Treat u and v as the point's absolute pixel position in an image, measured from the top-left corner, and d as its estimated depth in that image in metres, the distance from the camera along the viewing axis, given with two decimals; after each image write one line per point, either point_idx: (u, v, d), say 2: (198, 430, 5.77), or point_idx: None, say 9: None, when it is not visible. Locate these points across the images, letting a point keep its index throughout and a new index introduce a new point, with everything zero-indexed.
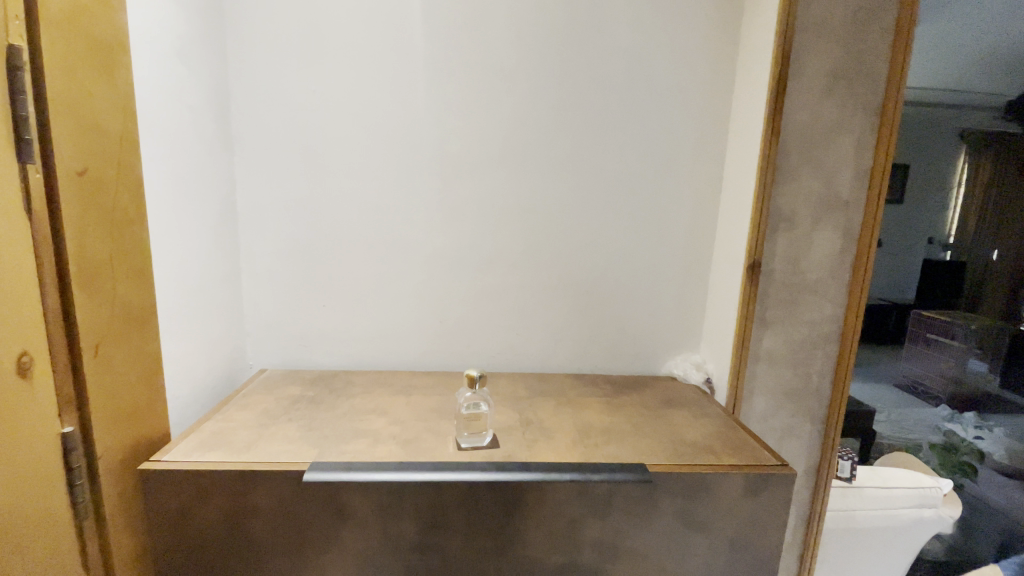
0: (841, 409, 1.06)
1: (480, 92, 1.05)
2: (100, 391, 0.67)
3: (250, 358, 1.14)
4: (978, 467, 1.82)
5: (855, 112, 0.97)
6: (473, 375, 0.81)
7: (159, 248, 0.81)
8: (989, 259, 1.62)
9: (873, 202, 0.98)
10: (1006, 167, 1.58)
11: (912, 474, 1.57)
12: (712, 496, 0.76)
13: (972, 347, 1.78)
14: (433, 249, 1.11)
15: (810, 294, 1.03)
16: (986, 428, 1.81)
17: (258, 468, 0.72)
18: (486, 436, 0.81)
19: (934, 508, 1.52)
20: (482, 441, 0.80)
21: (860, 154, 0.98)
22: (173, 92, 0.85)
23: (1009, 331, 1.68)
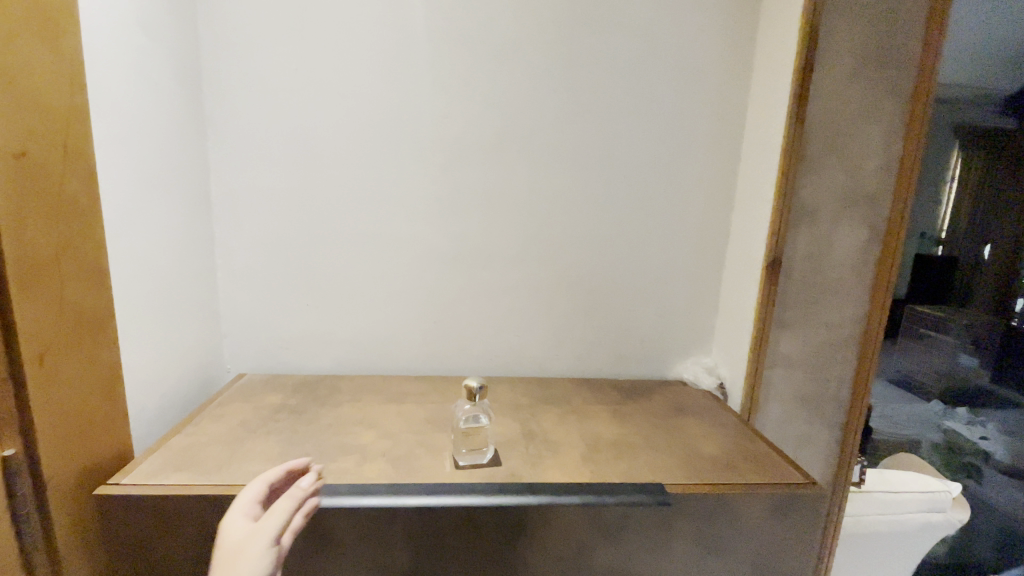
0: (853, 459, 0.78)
1: (480, 74, 0.97)
2: (49, 407, 0.58)
3: (228, 362, 1.06)
4: (980, 467, 1.64)
5: (900, 80, 0.71)
6: (473, 385, 0.73)
7: (117, 242, 0.72)
8: (981, 256, 1.21)
9: (904, 171, 0.70)
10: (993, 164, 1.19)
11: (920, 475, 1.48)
12: (735, 518, 0.70)
13: (967, 344, 1.38)
14: (426, 244, 1.03)
15: (833, 297, 0.83)
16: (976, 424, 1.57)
17: (232, 492, 0.64)
18: (486, 455, 0.73)
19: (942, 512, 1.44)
20: (482, 459, 0.73)
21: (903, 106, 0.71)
22: (131, 67, 0.75)
23: (1000, 326, 1.37)
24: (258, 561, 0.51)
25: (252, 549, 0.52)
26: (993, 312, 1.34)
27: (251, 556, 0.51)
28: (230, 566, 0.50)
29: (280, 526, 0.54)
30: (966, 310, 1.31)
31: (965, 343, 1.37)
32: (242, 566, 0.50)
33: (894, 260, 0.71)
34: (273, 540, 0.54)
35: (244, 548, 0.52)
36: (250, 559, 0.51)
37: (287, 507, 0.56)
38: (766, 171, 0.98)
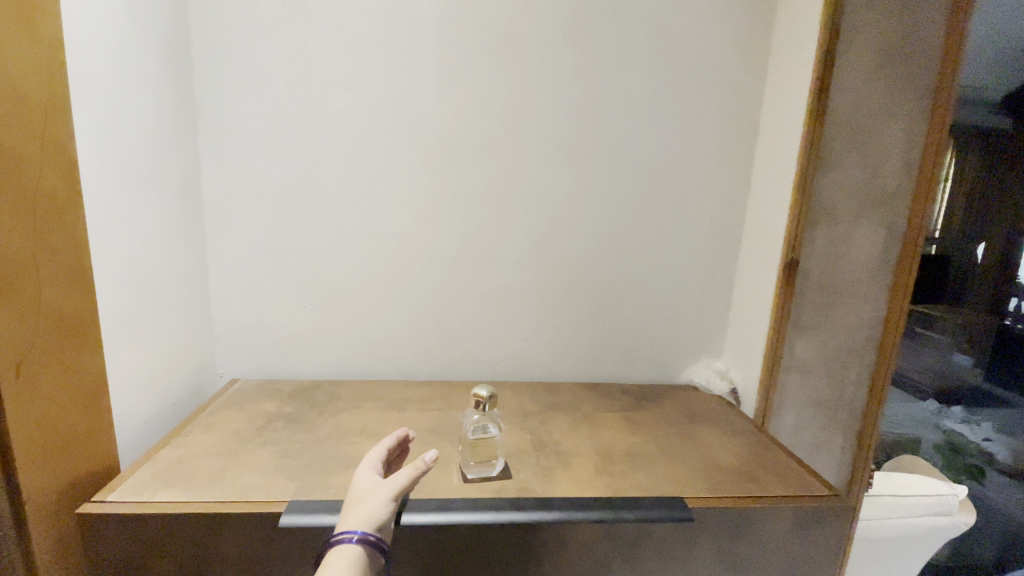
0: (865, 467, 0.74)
1: (486, 65, 0.93)
2: (28, 420, 0.54)
3: (220, 366, 1.01)
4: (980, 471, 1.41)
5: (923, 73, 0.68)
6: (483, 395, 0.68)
7: (104, 240, 0.68)
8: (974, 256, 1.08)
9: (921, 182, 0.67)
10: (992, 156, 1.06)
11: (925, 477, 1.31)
12: (758, 533, 0.67)
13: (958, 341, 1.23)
14: (428, 243, 0.99)
15: (849, 298, 0.81)
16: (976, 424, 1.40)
17: (226, 510, 0.60)
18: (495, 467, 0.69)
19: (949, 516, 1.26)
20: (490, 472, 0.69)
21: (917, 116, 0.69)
22: (115, 55, 0.71)
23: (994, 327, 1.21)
24: (378, 511, 0.55)
25: (375, 499, 0.56)
26: (985, 309, 1.18)
27: (375, 506, 0.55)
28: (359, 507, 0.55)
29: (401, 486, 0.57)
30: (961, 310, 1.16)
31: (957, 346, 1.24)
32: (365, 512, 0.54)
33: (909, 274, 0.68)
34: (391, 498, 0.56)
35: (371, 495, 0.56)
36: (373, 507, 0.55)
37: (410, 472, 0.58)
38: (782, 168, 0.95)
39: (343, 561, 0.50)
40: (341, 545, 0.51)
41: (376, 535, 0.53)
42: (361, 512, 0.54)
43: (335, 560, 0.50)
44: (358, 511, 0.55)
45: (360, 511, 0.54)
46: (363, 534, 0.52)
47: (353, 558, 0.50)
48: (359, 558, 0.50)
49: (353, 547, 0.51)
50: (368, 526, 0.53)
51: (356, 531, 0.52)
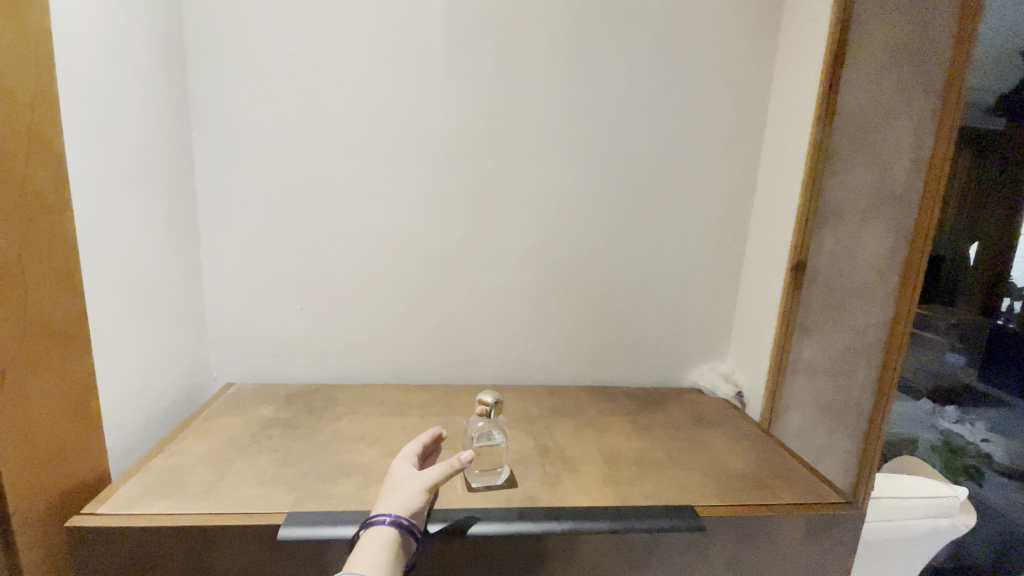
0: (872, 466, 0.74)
1: (488, 62, 0.91)
2: (14, 429, 0.51)
3: (214, 370, 0.99)
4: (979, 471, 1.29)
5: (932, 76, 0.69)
6: (488, 402, 0.67)
7: (95, 240, 0.65)
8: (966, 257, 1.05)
9: (930, 185, 0.68)
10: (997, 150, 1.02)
11: (925, 479, 1.20)
12: (769, 541, 0.65)
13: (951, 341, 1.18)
14: (428, 243, 0.97)
15: (857, 299, 0.81)
16: (969, 423, 1.29)
17: (223, 522, 0.57)
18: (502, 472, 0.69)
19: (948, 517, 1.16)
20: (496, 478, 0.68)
21: (928, 119, 0.69)
22: (104, 47, 0.68)
23: (987, 330, 1.15)
24: (411, 500, 0.54)
25: (409, 489, 0.55)
26: (976, 310, 1.13)
27: (408, 494, 0.55)
28: (393, 494, 0.55)
29: (434, 479, 0.56)
30: (953, 312, 1.12)
31: (950, 343, 1.19)
32: (399, 499, 0.54)
33: (918, 276, 0.69)
34: (425, 489, 0.56)
35: (406, 483, 0.56)
36: (407, 495, 0.55)
37: (444, 468, 0.57)
38: (789, 168, 0.93)
39: (377, 543, 0.50)
40: (376, 527, 0.51)
41: (409, 520, 0.53)
42: (395, 499, 0.54)
43: (369, 542, 0.50)
44: (392, 497, 0.54)
45: (394, 498, 0.54)
46: (396, 519, 0.52)
47: (386, 540, 0.50)
48: (392, 541, 0.51)
49: (386, 530, 0.51)
50: (401, 511, 0.53)
51: (390, 515, 0.52)
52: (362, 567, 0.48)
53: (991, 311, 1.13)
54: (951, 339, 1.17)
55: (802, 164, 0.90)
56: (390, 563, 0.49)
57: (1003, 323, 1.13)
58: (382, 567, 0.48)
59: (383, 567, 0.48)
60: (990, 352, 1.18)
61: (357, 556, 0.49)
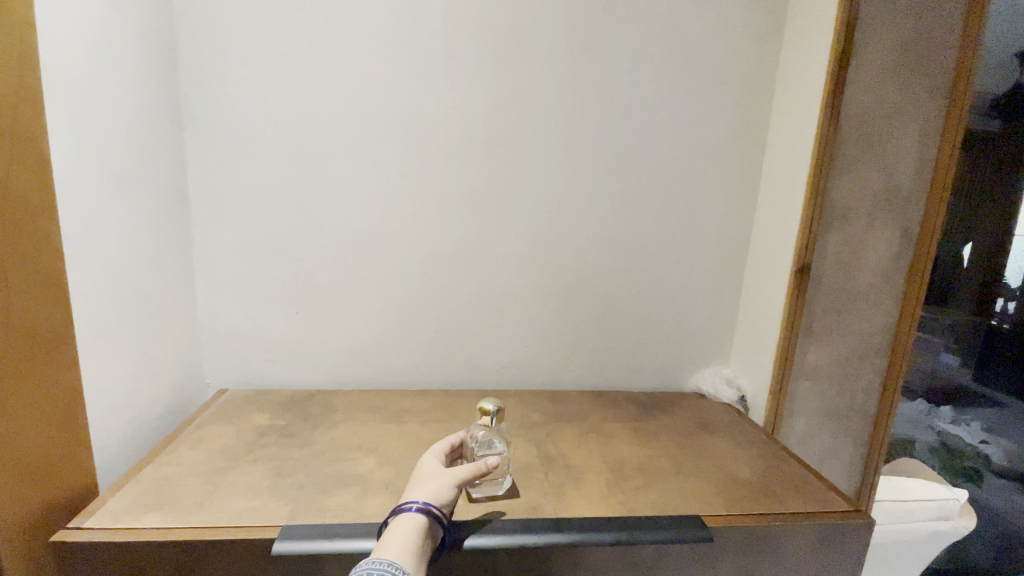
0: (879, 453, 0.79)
1: (488, 61, 0.89)
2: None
3: (207, 376, 0.96)
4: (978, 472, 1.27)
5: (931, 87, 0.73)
6: (490, 409, 0.64)
7: (81, 243, 0.63)
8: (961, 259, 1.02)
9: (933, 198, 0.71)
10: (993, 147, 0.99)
11: (923, 481, 1.14)
12: (778, 552, 0.64)
13: (948, 343, 1.13)
14: (427, 246, 0.95)
15: (861, 300, 0.84)
16: (965, 423, 1.26)
17: (215, 537, 0.55)
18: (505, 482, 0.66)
19: (950, 521, 1.10)
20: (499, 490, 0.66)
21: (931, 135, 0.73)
22: (93, 45, 0.66)
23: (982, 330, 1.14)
24: (441, 492, 0.56)
25: (440, 482, 0.58)
26: (974, 312, 1.10)
27: (439, 486, 0.57)
28: (423, 485, 0.57)
29: (463, 477, 0.59)
30: (948, 311, 1.07)
31: (950, 346, 1.14)
32: (430, 489, 0.56)
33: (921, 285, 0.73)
34: (454, 484, 0.58)
35: (437, 476, 0.58)
36: (437, 487, 0.57)
37: (474, 467, 0.60)
38: (792, 169, 0.92)
39: (405, 527, 0.51)
40: (406, 512, 0.53)
41: (438, 509, 0.55)
42: (426, 489, 0.56)
43: (397, 526, 0.52)
44: (423, 488, 0.57)
45: (425, 488, 0.57)
46: (426, 506, 0.54)
47: (415, 526, 0.52)
48: (420, 527, 0.52)
49: (417, 515, 0.53)
50: (431, 500, 0.55)
51: (421, 502, 0.54)
52: (391, 550, 0.49)
53: (984, 311, 1.11)
54: (951, 342, 1.13)
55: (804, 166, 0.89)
56: (417, 549, 0.51)
57: (996, 323, 1.14)
58: (409, 552, 0.50)
59: (410, 552, 0.50)
60: (985, 352, 1.16)
61: (385, 540, 0.50)
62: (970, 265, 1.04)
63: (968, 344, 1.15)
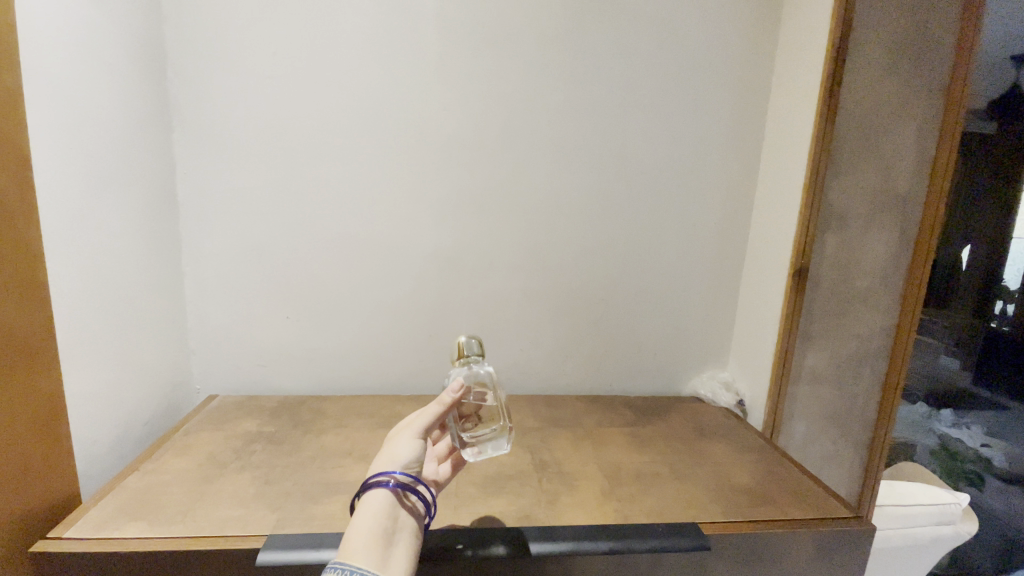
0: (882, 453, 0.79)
1: (481, 63, 0.88)
2: None
3: (197, 382, 0.95)
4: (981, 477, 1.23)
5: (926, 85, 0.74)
6: (464, 343, 0.59)
7: (65, 248, 0.62)
8: (960, 260, 1.02)
9: (930, 197, 0.72)
10: (995, 147, 0.98)
11: (925, 485, 1.11)
12: (777, 559, 0.62)
13: (948, 344, 1.12)
14: (419, 249, 0.94)
15: (858, 305, 0.85)
16: (966, 428, 1.24)
17: (198, 547, 0.54)
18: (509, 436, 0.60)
19: (952, 525, 1.08)
20: (503, 447, 0.59)
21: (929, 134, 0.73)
22: (78, 45, 0.65)
23: (981, 333, 1.12)
24: (405, 450, 0.51)
25: (402, 439, 0.52)
26: (973, 312, 1.09)
27: (401, 445, 0.52)
28: (384, 453, 0.52)
29: (427, 421, 0.54)
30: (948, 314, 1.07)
31: (949, 347, 1.12)
32: (392, 453, 0.51)
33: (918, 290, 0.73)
34: (420, 434, 0.53)
35: (398, 433, 0.53)
36: (400, 447, 0.52)
37: (435, 407, 0.54)
38: (787, 170, 0.91)
39: (368, 515, 0.45)
40: (366, 498, 0.47)
41: (405, 475, 0.49)
42: (387, 455, 0.51)
43: (361, 515, 0.46)
44: (384, 456, 0.51)
45: (386, 454, 0.51)
46: (390, 478, 0.48)
47: (379, 509, 0.46)
48: (386, 509, 0.47)
49: (379, 496, 0.47)
50: (394, 467, 0.50)
51: (380, 475, 0.48)
52: (355, 547, 0.43)
53: (984, 312, 1.09)
54: (951, 343, 1.12)
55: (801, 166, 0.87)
56: (386, 533, 0.45)
57: (995, 325, 1.11)
58: (376, 542, 0.44)
59: (376, 542, 0.44)
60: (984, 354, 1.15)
61: (347, 537, 0.44)
62: (969, 268, 1.04)
63: (967, 345, 1.13)
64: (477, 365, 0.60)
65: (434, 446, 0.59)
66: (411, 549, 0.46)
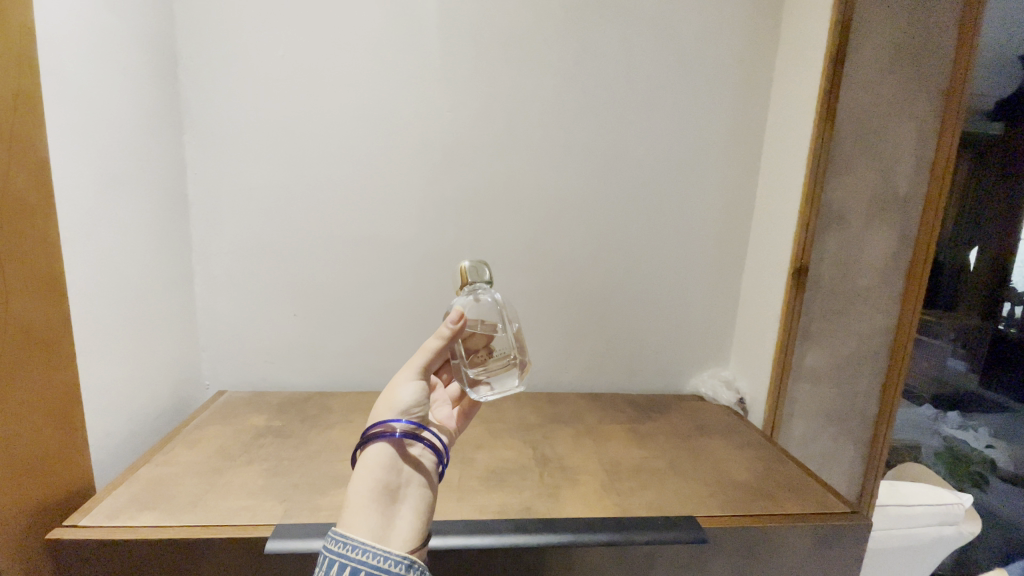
0: (885, 436, 0.84)
1: (484, 63, 0.90)
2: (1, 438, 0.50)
3: (206, 378, 0.97)
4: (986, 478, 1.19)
5: (920, 96, 0.79)
6: (469, 269, 0.62)
7: (81, 246, 0.64)
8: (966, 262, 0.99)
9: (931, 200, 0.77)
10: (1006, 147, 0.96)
11: (927, 484, 1.12)
12: (775, 553, 0.63)
13: (954, 345, 1.07)
14: (423, 248, 0.95)
15: (858, 303, 0.88)
16: (970, 430, 1.18)
17: (209, 536, 0.55)
18: (520, 370, 0.64)
19: (954, 524, 1.08)
20: (513, 381, 0.63)
21: (928, 135, 0.78)
22: (93, 48, 0.67)
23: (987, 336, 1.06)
24: (404, 395, 0.52)
25: (402, 382, 0.53)
26: (977, 315, 1.04)
27: (402, 388, 0.52)
28: (385, 398, 0.52)
29: (429, 357, 0.54)
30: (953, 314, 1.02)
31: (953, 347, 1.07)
32: (393, 399, 0.51)
33: (920, 285, 0.78)
34: (420, 373, 0.54)
35: (398, 373, 0.54)
36: (400, 389, 0.52)
37: (435, 343, 0.54)
38: (787, 170, 0.92)
39: (368, 475, 0.47)
40: (366, 454, 0.48)
41: (405, 423, 0.50)
42: (387, 401, 0.52)
43: (361, 474, 0.47)
44: (386, 401, 0.52)
45: (387, 400, 0.52)
46: (388, 430, 0.49)
47: (379, 466, 0.47)
48: (387, 464, 0.48)
49: (378, 451, 0.48)
50: (395, 415, 0.50)
51: (379, 427, 0.49)
52: (353, 515, 0.44)
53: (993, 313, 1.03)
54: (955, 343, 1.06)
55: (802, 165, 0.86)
56: (387, 489, 0.46)
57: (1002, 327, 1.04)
58: (375, 504, 0.45)
59: (374, 503, 0.45)
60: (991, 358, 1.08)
61: (347, 501, 0.46)
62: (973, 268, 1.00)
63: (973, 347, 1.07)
64: (484, 293, 0.63)
65: (446, 387, 0.61)
66: (415, 503, 0.47)
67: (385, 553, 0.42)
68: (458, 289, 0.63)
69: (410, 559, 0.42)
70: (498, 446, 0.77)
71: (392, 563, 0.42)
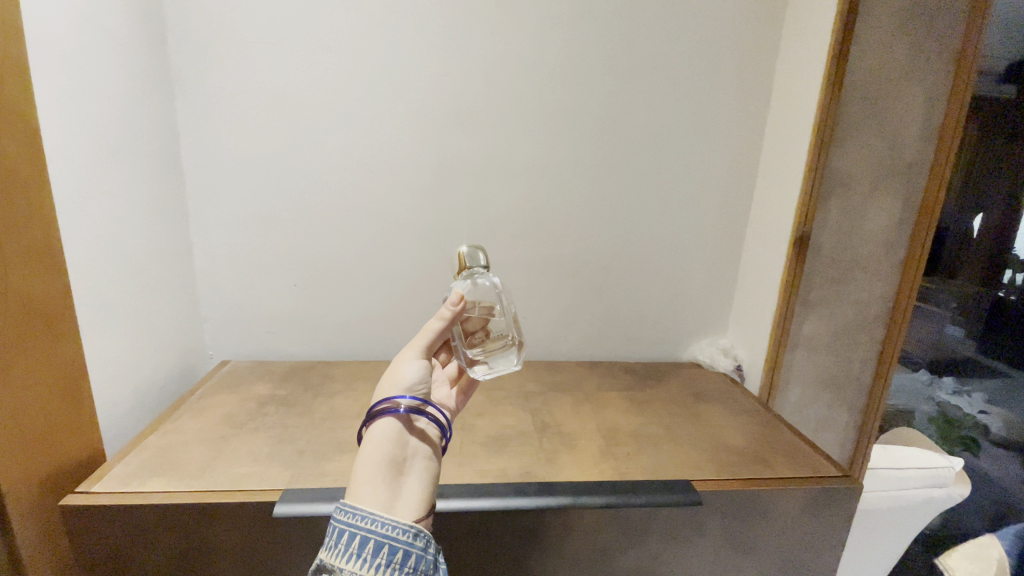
0: (875, 420, 0.77)
1: (482, 26, 0.87)
2: (14, 407, 0.51)
3: (209, 348, 0.98)
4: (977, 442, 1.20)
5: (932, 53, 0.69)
6: (466, 254, 0.61)
7: (77, 219, 0.64)
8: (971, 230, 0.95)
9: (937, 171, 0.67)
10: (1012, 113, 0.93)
11: (918, 449, 1.14)
12: (767, 515, 0.65)
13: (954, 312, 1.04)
14: (421, 219, 0.94)
15: (858, 271, 0.82)
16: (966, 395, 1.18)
17: (218, 501, 0.57)
18: (518, 350, 0.65)
19: (945, 487, 1.09)
20: (512, 361, 0.64)
21: (937, 97, 0.68)
22: (81, 15, 0.65)
23: (987, 302, 1.06)
24: (408, 372, 0.53)
25: (406, 361, 0.54)
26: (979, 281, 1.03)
27: (405, 366, 0.54)
28: (388, 376, 0.53)
29: (430, 339, 0.56)
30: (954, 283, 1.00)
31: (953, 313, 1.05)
32: (398, 377, 0.52)
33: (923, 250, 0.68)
34: (422, 354, 0.55)
35: (401, 354, 0.55)
36: (404, 368, 0.53)
37: (436, 324, 0.55)
38: (792, 137, 0.90)
39: (375, 450, 0.47)
40: (374, 427, 0.49)
41: (410, 399, 0.50)
42: (391, 379, 0.52)
43: (370, 447, 0.48)
44: (390, 378, 0.53)
45: (390, 378, 0.53)
46: (394, 405, 0.50)
47: (385, 439, 0.48)
48: (394, 438, 0.48)
49: (385, 425, 0.49)
50: (400, 392, 0.51)
51: (385, 402, 0.50)
52: (359, 489, 0.45)
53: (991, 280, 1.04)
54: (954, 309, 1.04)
55: (808, 131, 0.86)
56: (393, 461, 0.47)
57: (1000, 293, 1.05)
58: (382, 477, 0.46)
59: (382, 476, 0.46)
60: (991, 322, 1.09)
61: (354, 475, 0.46)
62: (978, 235, 0.97)
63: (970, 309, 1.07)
64: (481, 278, 0.62)
65: (443, 368, 0.61)
66: (421, 476, 0.48)
67: (393, 522, 0.43)
68: (455, 274, 0.62)
69: (418, 527, 0.44)
70: (499, 413, 0.79)
71: (401, 530, 0.43)
